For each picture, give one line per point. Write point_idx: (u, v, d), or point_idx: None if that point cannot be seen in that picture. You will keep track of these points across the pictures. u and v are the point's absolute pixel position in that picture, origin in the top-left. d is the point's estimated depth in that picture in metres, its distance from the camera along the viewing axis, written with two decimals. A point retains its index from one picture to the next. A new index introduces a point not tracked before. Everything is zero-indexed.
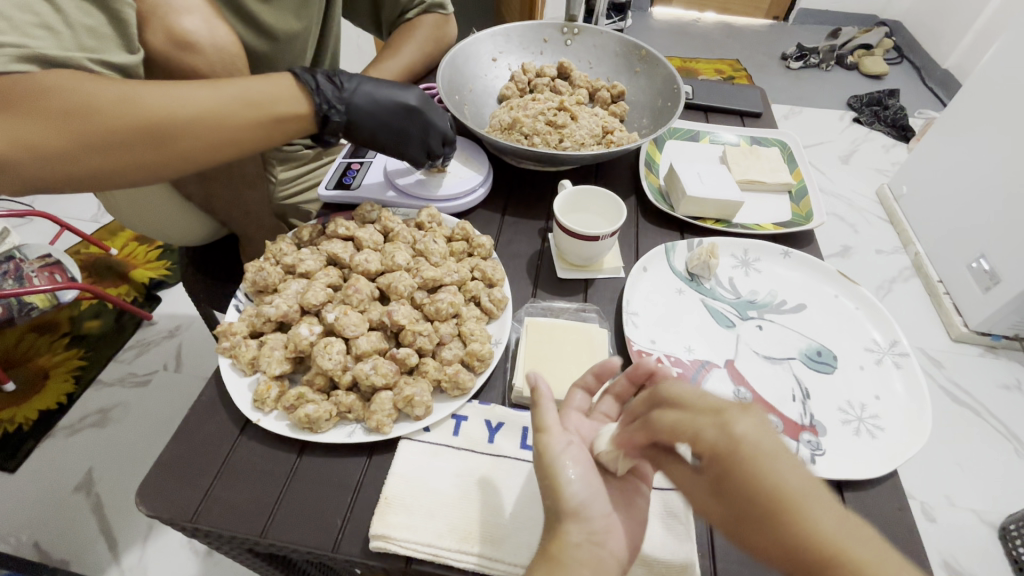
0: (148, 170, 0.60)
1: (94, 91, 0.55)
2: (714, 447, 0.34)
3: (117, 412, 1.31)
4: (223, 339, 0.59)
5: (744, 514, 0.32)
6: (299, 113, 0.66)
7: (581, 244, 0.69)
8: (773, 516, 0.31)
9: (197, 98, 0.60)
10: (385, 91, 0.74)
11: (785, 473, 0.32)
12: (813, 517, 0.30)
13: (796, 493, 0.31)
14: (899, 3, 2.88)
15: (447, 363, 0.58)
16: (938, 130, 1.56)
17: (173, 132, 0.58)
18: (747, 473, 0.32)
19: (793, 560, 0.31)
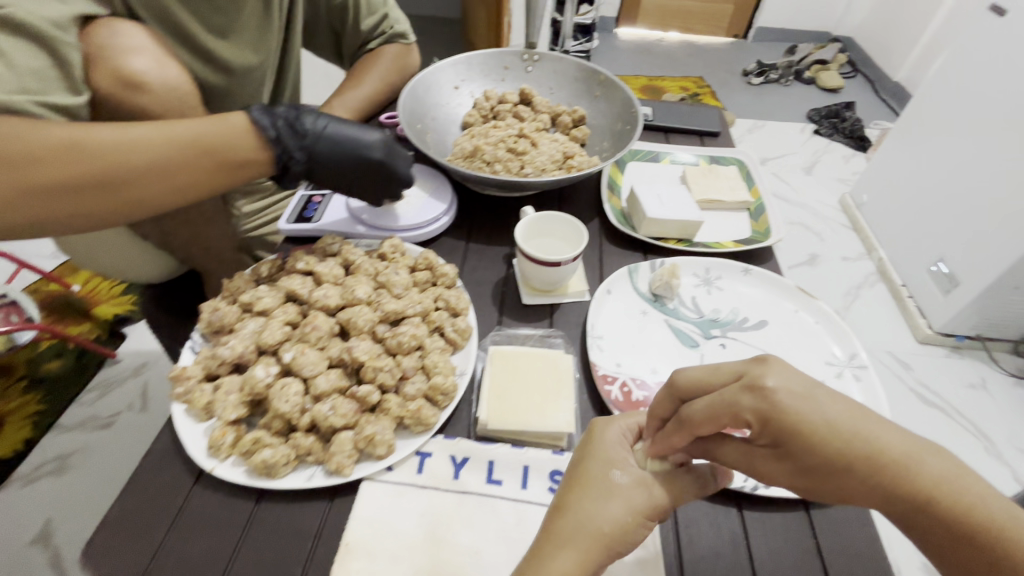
0: (98, 216, 0.58)
1: (35, 137, 0.53)
2: (758, 409, 0.43)
3: (77, 457, 1.26)
4: (177, 384, 0.57)
5: (807, 456, 0.42)
6: (256, 161, 0.64)
7: (544, 269, 0.70)
8: (835, 444, 0.41)
9: (147, 142, 0.58)
10: (351, 137, 0.69)
11: (827, 405, 0.42)
12: (862, 431, 0.42)
13: (842, 415, 0.42)
14: (849, 20, 3.03)
15: (410, 399, 0.57)
16: (895, 138, 1.62)
17: (123, 178, 0.57)
18: (802, 420, 0.42)
19: (867, 476, 0.41)
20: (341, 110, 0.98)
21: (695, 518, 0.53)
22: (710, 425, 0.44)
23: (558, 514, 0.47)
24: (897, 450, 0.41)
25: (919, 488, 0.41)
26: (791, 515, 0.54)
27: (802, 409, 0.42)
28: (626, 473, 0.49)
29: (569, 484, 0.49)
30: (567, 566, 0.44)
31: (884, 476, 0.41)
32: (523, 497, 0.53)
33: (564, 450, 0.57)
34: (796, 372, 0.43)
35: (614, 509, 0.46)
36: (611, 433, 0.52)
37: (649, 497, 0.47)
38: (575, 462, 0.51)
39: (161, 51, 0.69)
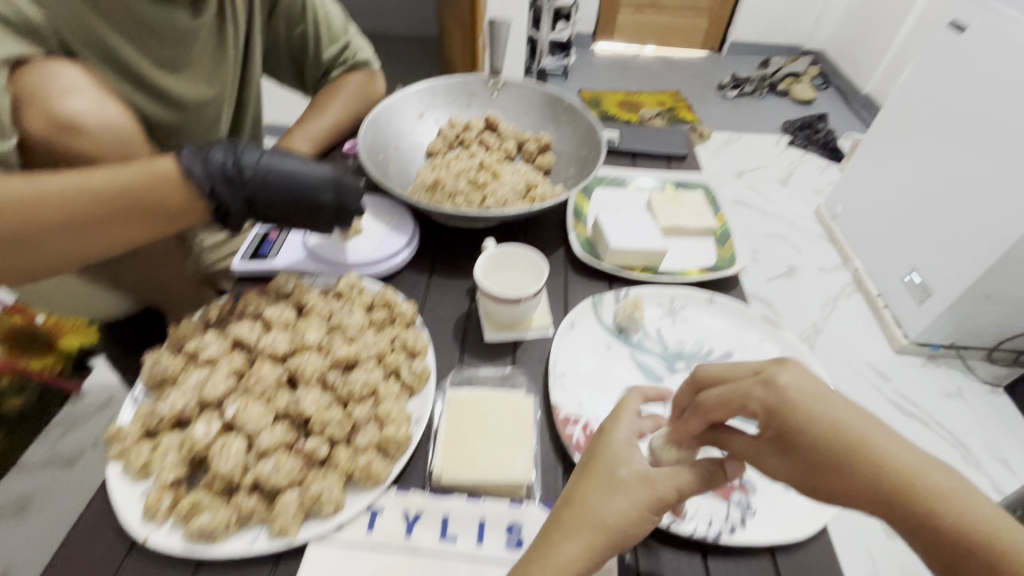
0: (22, 270, 0.58)
1: None
2: (766, 402, 0.47)
3: (39, 499, 1.22)
4: (113, 443, 0.54)
5: (809, 452, 0.45)
6: (192, 212, 0.64)
7: (503, 305, 0.68)
8: (839, 443, 0.44)
9: (70, 193, 0.58)
10: (296, 180, 0.69)
11: (829, 404, 0.46)
12: (868, 436, 0.44)
13: (843, 416, 0.45)
14: (820, 33, 3.09)
15: (361, 451, 0.55)
16: (864, 152, 1.64)
17: (47, 233, 0.57)
18: (805, 415, 0.45)
19: (870, 481, 0.42)
20: (302, 140, 0.96)
21: (659, 569, 0.51)
22: (722, 410, 0.49)
23: (566, 508, 0.48)
24: (897, 458, 0.43)
25: (921, 496, 0.41)
26: (755, 562, 0.52)
27: (810, 409, 0.46)
28: (629, 470, 0.48)
29: (577, 480, 0.50)
30: (574, 557, 0.45)
31: (885, 480, 0.42)
32: (478, 554, 0.51)
33: (522, 500, 0.55)
34: (810, 377, 0.47)
35: (619, 504, 0.46)
36: (620, 431, 0.52)
37: (652, 493, 0.47)
38: (583, 461, 0.51)
39: (101, 90, 0.66)
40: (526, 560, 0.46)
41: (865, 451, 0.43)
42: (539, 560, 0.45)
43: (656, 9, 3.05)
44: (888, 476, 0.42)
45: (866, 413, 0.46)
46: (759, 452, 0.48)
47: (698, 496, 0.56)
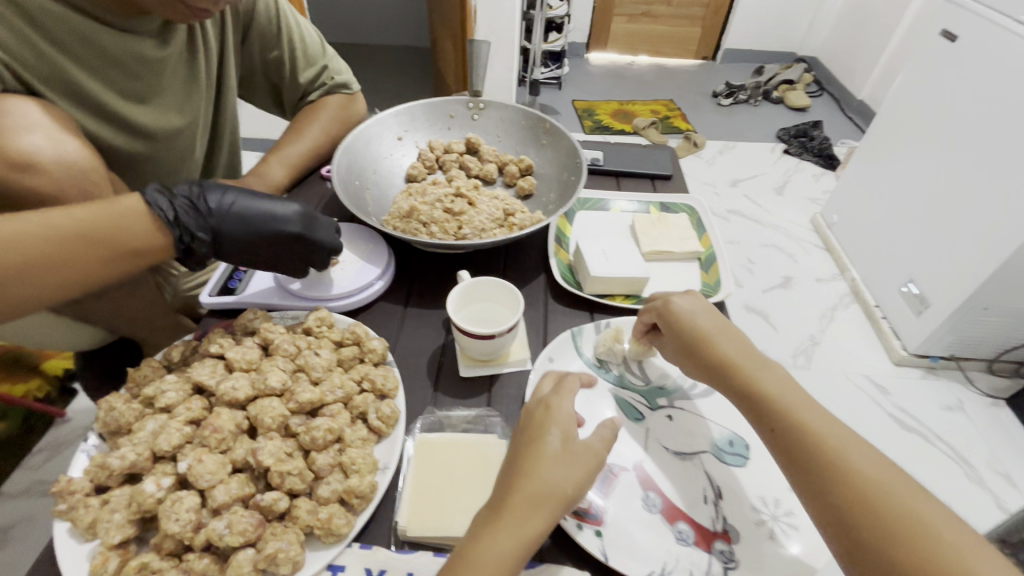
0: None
1: None
2: (663, 310, 0.64)
3: (20, 529, 1.18)
4: (60, 499, 0.51)
5: (680, 338, 0.62)
6: (154, 247, 0.61)
7: (478, 342, 0.65)
8: (695, 334, 0.61)
9: (29, 238, 0.55)
10: (263, 213, 0.67)
11: (701, 319, 0.62)
12: (716, 334, 0.60)
13: (710, 327, 0.61)
14: (813, 40, 3.08)
15: (323, 503, 0.52)
16: (861, 160, 1.61)
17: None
18: (680, 318, 0.62)
19: (706, 360, 0.59)
20: (276, 164, 0.94)
21: None
22: (646, 312, 0.67)
23: (522, 475, 0.48)
24: (740, 355, 0.58)
25: (737, 372, 0.57)
26: None
27: (688, 315, 0.62)
28: (576, 441, 0.51)
29: (525, 451, 0.50)
30: (536, 526, 0.46)
31: (716, 360, 0.59)
32: None
33: None
34: (699, 300, 0.64)
35: (575, 473, 0.49)
36: (564, 405, 0.53)
37: (596, 459, 0.51)
38: (528, 431, 0.52)
39: (61, 127, 0.65)
40: (486, 524, 0.46)
41: (714, 347, 0.59)
42: (503, 524, 0.46)
43: (649, 18, 3.04)
44: (727, 363, 0.58)
45: (730, 329, 0.61)
46: (668, 345, 0.65)
47: (677, 546, 0.53)
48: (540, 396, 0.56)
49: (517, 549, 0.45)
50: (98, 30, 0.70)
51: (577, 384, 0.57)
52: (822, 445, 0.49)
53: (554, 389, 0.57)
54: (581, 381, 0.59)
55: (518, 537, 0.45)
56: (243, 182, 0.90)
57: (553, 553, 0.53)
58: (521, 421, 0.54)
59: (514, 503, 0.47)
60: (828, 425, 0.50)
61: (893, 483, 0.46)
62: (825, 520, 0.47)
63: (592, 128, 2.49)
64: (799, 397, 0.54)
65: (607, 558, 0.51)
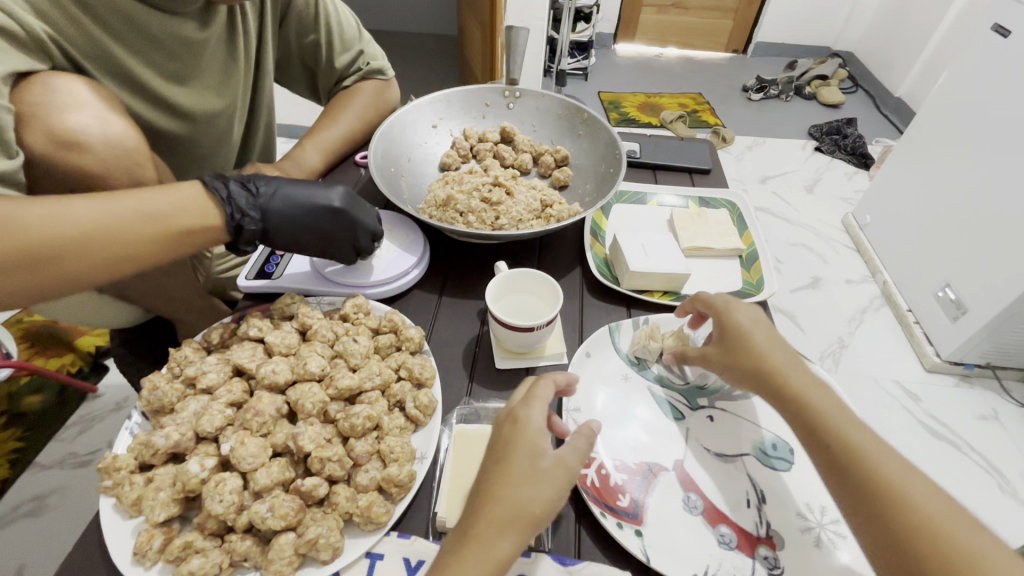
0: (10, 294, 0.54)
1: None
2: (717, 311, 0.61)
3: (54, 498, 1.22)
4: (106, 475, 0.52)
5: (728, 341, 0.59)
6: (204, 229, 0.62)
7: (515, 334, 0.65)
8: (744, 337, 0.57)
9: (82, 216, 0.55)
10: (309, 194, 0.68)
11: (753, 328, 0.58)
12: (764, 341, 0.57)
13: (760, 337, 0.57)
14: (849, 34, 2.98)
15: (362, 491, 0.52)
16: (899, 156, 1.53)
17: (53, 253, 0.54)
18: (730, 322, 0.59)
19: (752, 366, 0.56)
20: (312, 149, 0.93)
21: None
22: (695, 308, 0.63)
23: (487, 503, 0.45)
24: (788, 364, 0.55)
25: (786, 383, 0.53)
26: None
27: (736, 320, 0.59)
28: (546, 457, 0.47)
29: (491, 472, 0.47)
30: (504, 554, 0.44)
31: (765, 367, 0.55)
32: None
33: (530, 549, 0.51)
34: (749, 306, 0.60)
35: (543, 492, 0.45)
36: (533, 417, 0.48)
37: (567, 475, 0.47)
38: (495, 448, 0.48)
39: (107, 105, 0.65)
40: (454, 551, 0.44)
41: (763, 355, 0.56)
42: (470, 554, 0.43)
43: (679, 9, 2.98)
44: (779, 377, 0.54)
45: (778, 337, 0.58)
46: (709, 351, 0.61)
47: (720, 550, 0.52)
48: (510, 404, 0.52)
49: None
50: (144, 11, 0.70)
51: (551, 387, 0.53)
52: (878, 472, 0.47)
53: (524, 395, 0.52)
54: (556, 381, 0.54)
55: (485, 566, 0.43)
56: (279, 166, 0.90)
57: (591, 550, 0.52)
58: (492, 435, 0.50)
59: (484, 526, 0.44)
60: (884, 449, 0.49)
61: (950, 515, 0.45)
62: (877, 547, 0.46)
63: (618, 120, 2.45)
64: (852, 419, 0.51)
65: (649, 559, 0.50)
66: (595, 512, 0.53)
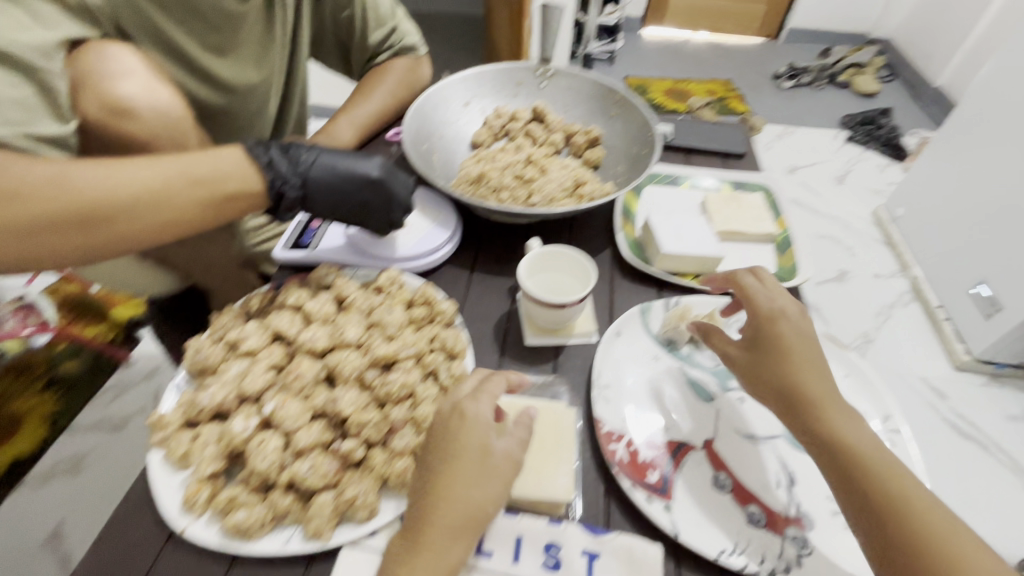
0: (64, 254, 0.56)
1: (20, 173, 0.52)
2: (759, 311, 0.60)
3: (90, 458, 1.27)
4: (155, 430, 0.54)
5: (763, 346, 0.58)
6: (245, 194, 0.63)
7: (545, 310, 0.65)
8: (779, 345, 0.57)
9: (132, 178, 0.57)
10: (348, 164, 0.70)
11: (793, 345, 0.56)
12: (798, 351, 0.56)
13: (798, 356, 0.56)
14: (888, 21, 2.87)
15: (397, 455, 0.53)
16: (931, 153, 1.47)
17: (105, 214, 0.56)
18: (772, 327, 0.58)
19: (781, 377, 0.55)
20: (345, 125, 0.94)
21: None
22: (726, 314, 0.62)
23: (436, 502, 0.47)
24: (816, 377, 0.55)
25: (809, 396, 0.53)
26: None
27: (775, 326, 0.58)
28: (497, 453, 0.49)
29: (440, 472, 0.48)
30: (456, 554, 0.46)
31: (794, 379, 0.55)
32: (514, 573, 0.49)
33: (561, 519, 0.52)
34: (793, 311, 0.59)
35: (491, 489, 0.48)
36: (481, 413, 0.50)
37: (513, 469, 0.49)
38: (442, 448, 0.49)
39: (154, 74, 0.67)
40: (403, 555, 0.46)
41: (791, 365, 0.55)
42: (422, 557, 0.45)
43: None
44: (804, 389, 0.54)
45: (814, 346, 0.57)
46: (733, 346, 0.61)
47: (750, 528, 0.52)
48: (456, 395, 0.52)
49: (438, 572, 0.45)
50: None
51: (500, 385, 0.53)
52: (891, 494, 0.47)
53: (472, 388, 0.53)
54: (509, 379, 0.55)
55: (438, 566, 0.45)
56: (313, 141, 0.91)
57: (620, 521, 0.53)
58: (432, 430, 0.50)
59: (440, 525, 0.46)
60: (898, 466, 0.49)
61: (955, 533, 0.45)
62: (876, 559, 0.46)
63: None
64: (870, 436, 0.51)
65: (678, 533, 0.51)
66: (625, 486, 0.54)
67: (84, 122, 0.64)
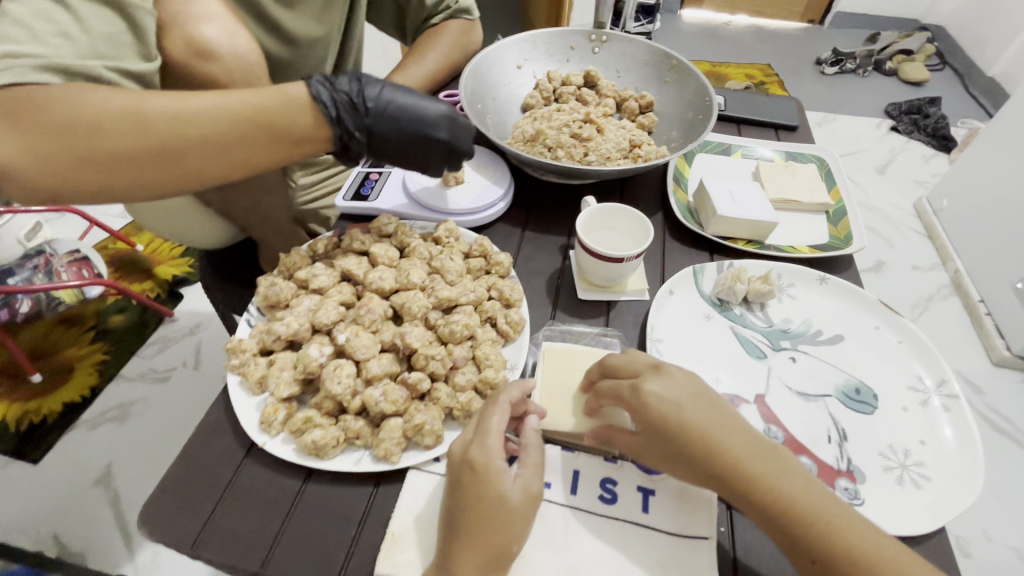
0: (143, 186, 0.58)
1: (103, 101, 0.53)
2: (634, 400, 0.48)
3: (136, 408, 1.29)
4: (232, 356, 0.57)
5: (663, 438, 0.47)
6: (311, 139, 0.63)
7: (601, 264, 0.66)
8: (686, 433, 0.46)
9: (202, 114, 0.57)
10: (412, 116, 0.68)
11: (688, 408, 0.47)
12: (713, 431, 0.46)
13: (704, 420, 0.47)
14: (940, 7, 2.75)
15: (460, 390, 0.56)
16: (980, 146, 1.44)
17: (181, 150, 0.57)
18: (663, 415, 0.47)
19: (706, 464, 0.46)
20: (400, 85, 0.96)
21: (754, 543, 0.49)
22: (609, 400, 0.50)
23: (450, 556, 0.43)
24: (743, 449, 0.46)
25: (743, 477, 0.45)
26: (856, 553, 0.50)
27: (670, 411, 0.47)
28: (514, 492, 0.45)
29: (455, 528, 0.44)
30: None
31: (721, 460, 0.46)
32: (573, 503, 0.50)
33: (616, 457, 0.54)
34: (674, 383, 0.48)
35: (515, 530, 0.45)
36: (493, 460, 0.46)
37: (536, 503, 0.46)
38: (457, 500, 0.45)
39: (232, 20, 0.69)
40: None
41: (713, 448, 0.46)
42: None
43: None
44: (735, 468, 0.45)
45: (723, 413, 0.48)
46: (645, 448, 0.48)
47: None
48: (463, 443, 0.48)
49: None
50: None
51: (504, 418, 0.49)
52: (855, 553, 0.42)
53: (476, 429, 0.48)
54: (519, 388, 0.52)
55: None
56: None
57: None
58: (446, 486, 0.47)
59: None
60: (859, 525, 0.44)
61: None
62: None
63: None
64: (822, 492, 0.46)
65: None
66: None
67: (166, 63, 0.66)
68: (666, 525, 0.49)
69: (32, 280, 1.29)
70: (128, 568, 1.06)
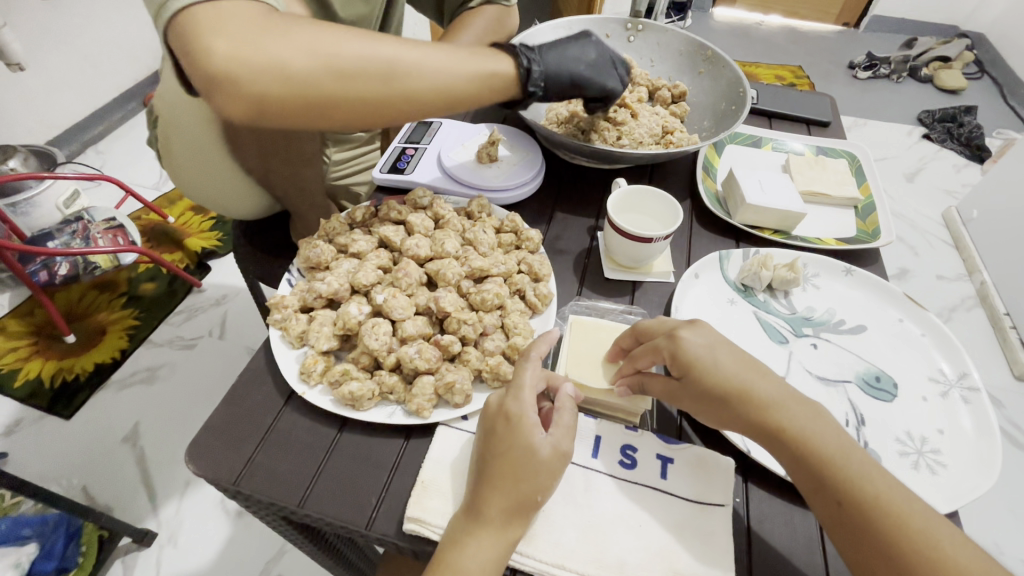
0: (345, 122, 0.56)
1: (333, 42, 0.52)
2: (670, 349, 0.51)
3: (164, 371, 1.33)
4: (275, 311, 0.60)
5: (695, 383, 0.50)
6: (506, 77, 0.62)
7: (630, 244, 0.68)
8: (717, 379, 0.49)
9: (425, 66, 0.56)
10: (578, 66, 0.68)
11: (719, 357, 0.50)
12: (744, 378, 0.49)
13: (735, 369, 0.50)
14: (982, 15, 2.68)
15: (489, 355, 0.58)
16: (1015, 155, 1.41)
17: (391, 98, 0.55)
18: (695, 361, 0.50)
19: (735, 408, 0.49)
20: None
21: (768, 514, 0.51)
22: (646, 358, 0.52)
23: (481, 496, 0.46)
24: (771, 398, 0.48)
25: (769, 422, 0.48)
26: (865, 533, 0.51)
27: (703, 358, 0.50)
28: (545, 445, 0.47)
29: (485, 472, 0.47)
30: (509, 543, 0.45)
31: (748, 406, 0.48)
32: (594, 466, 0.52)
33: (636, 427, 0.56)
34: (708, 334, 0.52)
35: (542, 481, 0.47)
36: (527, 413, 0.48)
37: (564, 460, 0.48)
38: (491, 447, 0.48)
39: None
40: (457, 538, 0.45)
41: (745, 394, 0.48)
42: (470, 545, 0.44)
43: None
44: (762, 414, 0.48)
45: (756, 364, 0.51)
46: (682, 395, 0.51)
47: None
48: (500, 397, 0.51)
49: (487, 567, 0.44)
50: None
51: (537, 378, 0.51)
52: (882, 501, 0.43)
53: (512, 386, 0.51)
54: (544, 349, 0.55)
55: (496, 557, 0.44)
56: None
57: (689, 436, 0.56)
58: (480, 434, 0.50)
59: (493, 516, 0.45)
60: (885, 478, 0.44)
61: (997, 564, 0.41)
62: None
63: None
64: (853, 445, 0.47)
65: (748, 449, 0.53)
66: None
67: None
68: (683, 491, 0.51)
69: (70, 244, 1.33)
70: (151, 522, 1.10)
